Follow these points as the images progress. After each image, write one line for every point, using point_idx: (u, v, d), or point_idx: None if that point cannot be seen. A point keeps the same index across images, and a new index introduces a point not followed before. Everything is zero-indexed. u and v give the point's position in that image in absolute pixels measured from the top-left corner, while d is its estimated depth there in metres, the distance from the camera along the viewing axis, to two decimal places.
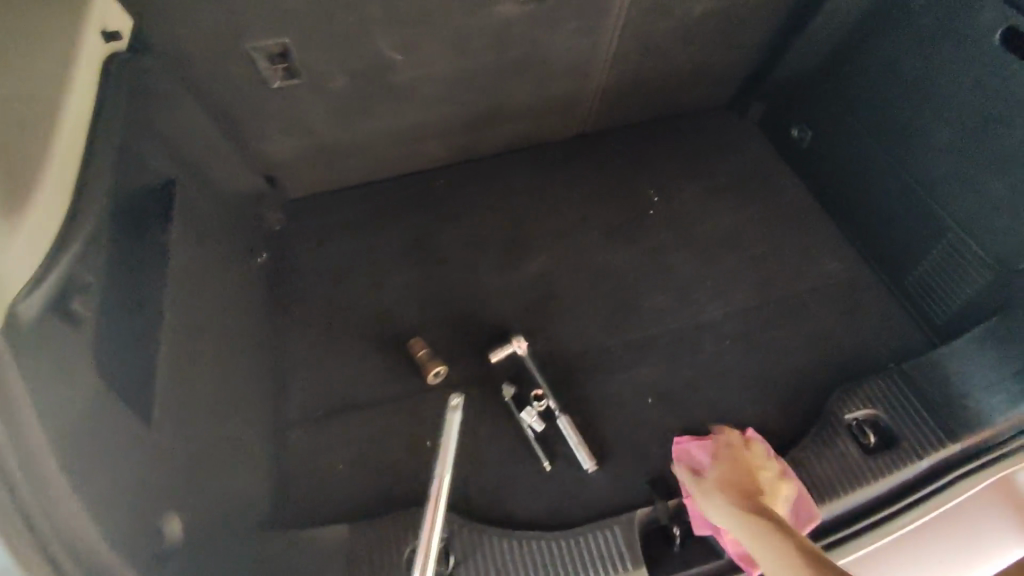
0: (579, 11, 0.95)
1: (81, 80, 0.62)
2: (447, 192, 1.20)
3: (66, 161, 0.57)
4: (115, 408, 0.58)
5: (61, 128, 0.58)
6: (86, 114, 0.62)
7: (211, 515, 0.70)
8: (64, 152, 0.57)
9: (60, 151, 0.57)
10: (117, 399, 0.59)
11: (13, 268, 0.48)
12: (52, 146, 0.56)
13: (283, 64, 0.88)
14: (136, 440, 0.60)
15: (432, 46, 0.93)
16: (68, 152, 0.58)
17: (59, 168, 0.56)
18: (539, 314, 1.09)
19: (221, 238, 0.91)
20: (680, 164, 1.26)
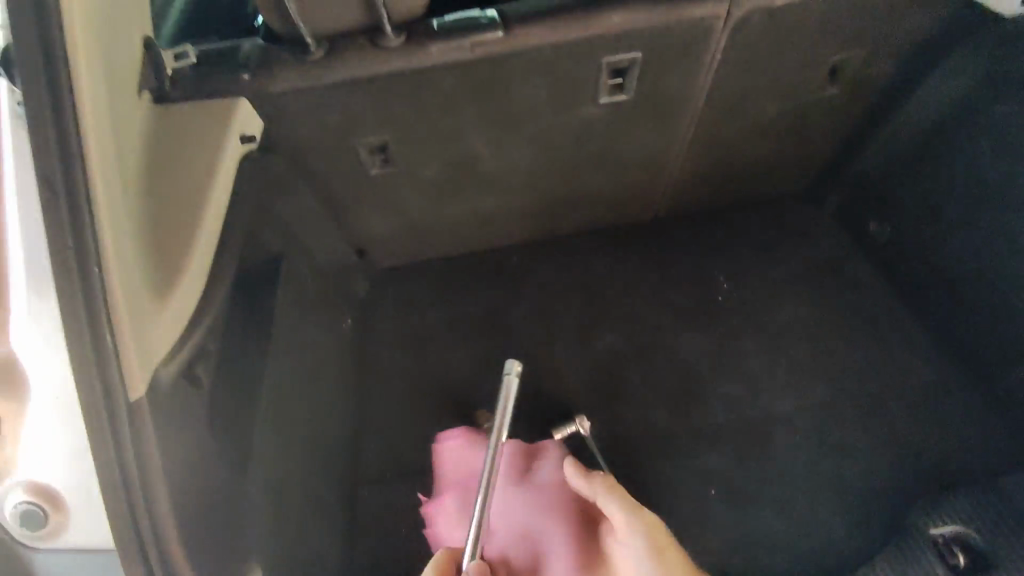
0: (656, 110, 1.02)
1: (220, 179, 0.74)
2: (521, 271, 1.26)
3: (206, 245, 0.68)
4: (217, 464, 0.65)
5: (204, 219, 0.69)
6: (221, 207, 0.73)
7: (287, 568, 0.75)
8: (206, 238, 0.68)
9: (201, 237, 0.67)
10: (218, 456, 0.66)
11: (159, 340, 0.57)
12: (197, 234, 0.67)
13: (382, 155, 0.98)
14: (232, 494, 0.67)
15: (518, 142, 1.02)
16: (209, 238, 0.69)
17: (202, 252, 0.67)
18: (604, 395, 1.11)
19: (317, 308, 1.00)
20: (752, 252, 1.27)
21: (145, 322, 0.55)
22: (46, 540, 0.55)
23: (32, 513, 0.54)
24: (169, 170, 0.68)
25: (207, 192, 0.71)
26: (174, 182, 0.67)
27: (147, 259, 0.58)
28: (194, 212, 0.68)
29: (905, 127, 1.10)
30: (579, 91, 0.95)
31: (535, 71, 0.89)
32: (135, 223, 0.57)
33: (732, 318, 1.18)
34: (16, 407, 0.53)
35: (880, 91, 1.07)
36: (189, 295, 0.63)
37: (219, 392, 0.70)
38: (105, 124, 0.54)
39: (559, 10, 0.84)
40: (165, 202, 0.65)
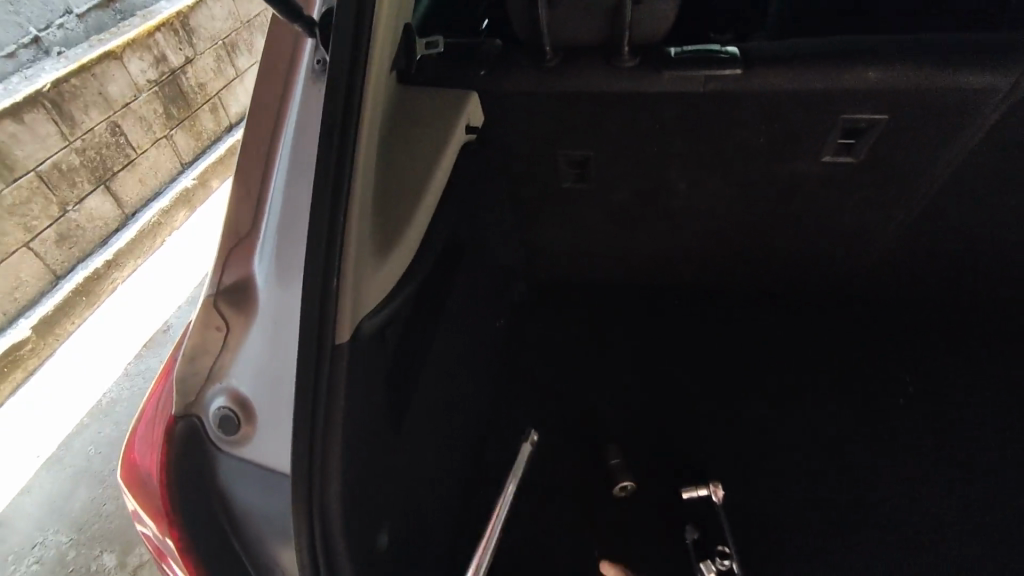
0: (881, 179, 0.93)
1: (450, 154, 0.78)
2: (679, 316, 1.22)
3: (428, 208, 0.72)
4: (384, 419, 0.69)
5: (430, 184, 0.73)
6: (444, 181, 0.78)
7: (413, 540, 0.78)
8: (429, 203, 0.72)
9: (426, 200, 0.71)
10: (387, 413, 0.70)
11: (372, 295, 0.62)
12: (422, 195, 0.71)
13: (579, 171, 1.00)
14: (389, 453, 0.71)
15: (718, 185, 0.99)
16: (431, 203, 0.73)
17: (425, 216, 0.71)
18: (749, 466, 1.02)
19: (487, 301, 1.04)
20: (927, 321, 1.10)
21: (365, 275, 0.60)
22: (235, 447, 0.61)
23: (227, 420, 0.60)
24: (399, 142, 0.74)
25: (437, 161, 0.75)
26: (409, 154, 0.73)
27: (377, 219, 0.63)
28: (423, 176, 0.72)
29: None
30: (802, 142, 0.89)
31: (763, 117, 0.86)
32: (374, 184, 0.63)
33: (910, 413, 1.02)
34: (243, 324, 0.60)
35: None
36: (406, 256, 0.67)
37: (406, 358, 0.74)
38: (373, 94, 0.60)
39: (808, 54, 0.79)
40: (390, 169, 0.70)
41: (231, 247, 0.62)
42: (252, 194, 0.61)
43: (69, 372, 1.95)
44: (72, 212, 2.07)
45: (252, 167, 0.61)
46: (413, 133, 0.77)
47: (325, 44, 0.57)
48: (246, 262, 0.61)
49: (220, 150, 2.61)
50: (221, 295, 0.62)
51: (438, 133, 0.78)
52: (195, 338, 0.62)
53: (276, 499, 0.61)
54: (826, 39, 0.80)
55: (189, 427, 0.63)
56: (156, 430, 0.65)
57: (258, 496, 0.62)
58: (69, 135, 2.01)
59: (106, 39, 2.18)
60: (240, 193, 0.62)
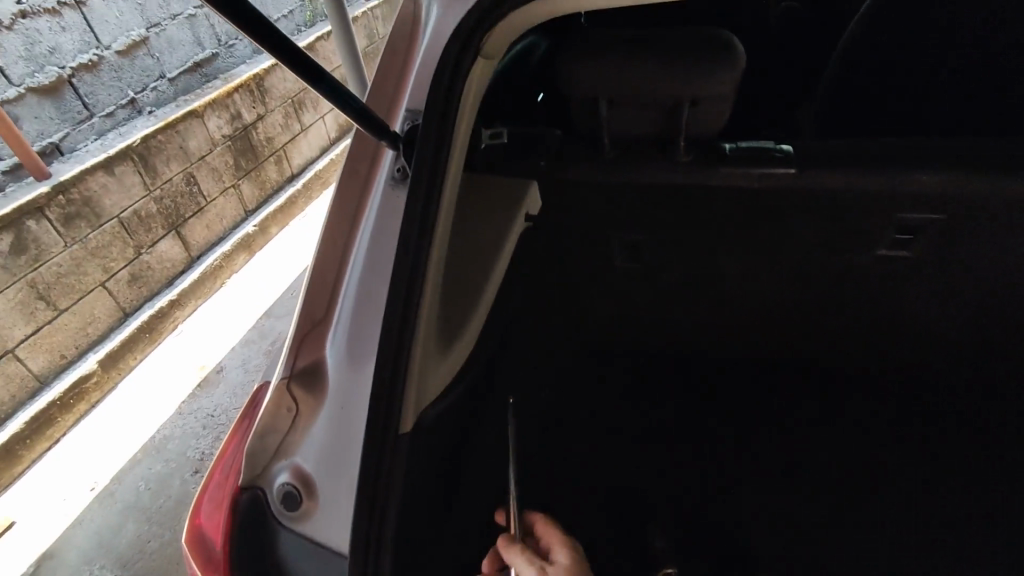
0: (938, 274, 0.92)
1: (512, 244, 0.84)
2: None
3: (489, 299, 0.77)
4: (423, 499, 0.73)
5: (493, 277, 0.78)
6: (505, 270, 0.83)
7: None
8: (491, 294, 0.77)
9: (488, 292, 0.77)
10: (427, 492, 0.74)
11: (434, 384, 0.67)
12: (485, 288, 0.76)
13: (629, 253, 1.03)
14: (424, 530, 0.75)
15: (768, 272, 0.99)
16: (492, 294, 0.79)
17: (485, 307, 0.76)
18: None
19: None
20: (990, 400, 1.06)
21: (430, 367, 0.65)
22: (295, 521, 0.64)
23: (290, 496, 0.63)
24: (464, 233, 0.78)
25: (500, 255, 0.81)
26: (478, 245, 0.79)
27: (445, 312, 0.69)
28: (487, 270, 0.78)
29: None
30: (855, 233, 0.89)
31: (814, 209, 0.87)
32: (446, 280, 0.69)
33: (964, 507, 0.97)
34: (313, 405, 0.64)
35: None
36: (467, 347, 0.72)
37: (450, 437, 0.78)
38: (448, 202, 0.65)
39: (860, 155, 0.81)
40: (456, 262, 0.75)
41: (305, 330, 0.67)
42: (328, 284, 0.67)
43: (128, 407, 2.03)
44: (145, 255, 2.22)
45: (330, 259, 0.67)
46: (481, 223, 0.82)
47: (406, 156, 0.62)
48: (319, 347, 0.66)
49: (282, 200, 2.76)
50: (294, 377, 0.66)
51: (504, 225, 0.84)
52: (268, 415, 0.66)
53: None
54: (879, 143, 0.83)
55: (253, 498, 0.66)
56: (222, 497, 0.69)
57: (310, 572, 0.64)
58: (150, 185, 2.18)
59: (191, 99, 2.38)
60: (318, 283, 0.67)
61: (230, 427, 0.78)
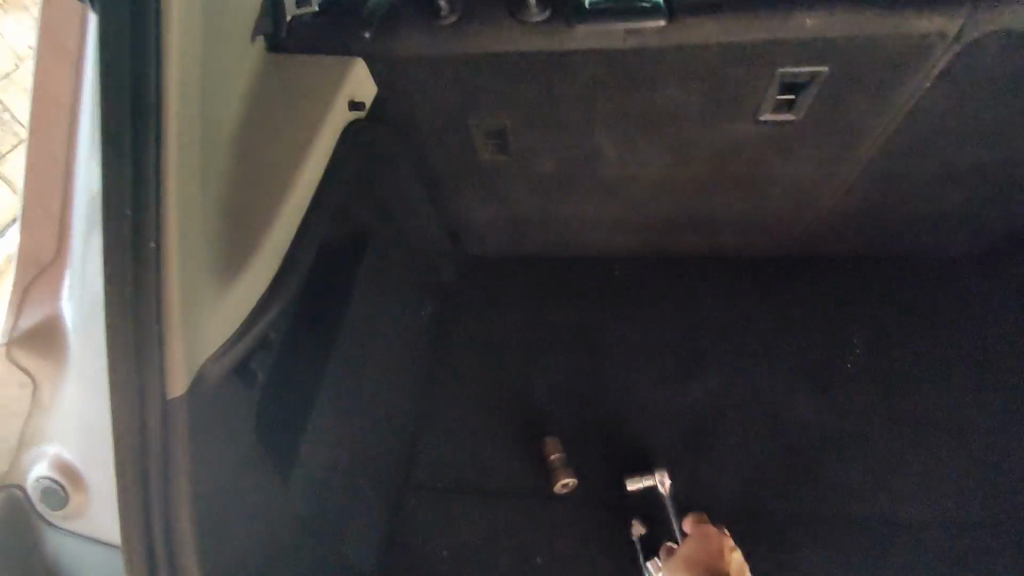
0: (820, 135, 0.85)
1: (322, 139, 0.66)
2: (620, 286, 1.13)
3: (291, 214, 0.60)
4: (259, 467, 0.57)
5: (290, 185, 0.60)
6: (316, 171, 0.64)
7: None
8: (291, 207, 0.59)
9: (286, 203, 0.59)
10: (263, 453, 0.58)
11: (215, 331, 0.49)
12: (280, 199, 0.58)
13: (497, 141, 0.89)
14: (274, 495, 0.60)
15: (649, 150, 0.89)
16: (296, 206, 0.61)
17: (285, 224, 0.58)
18: (692, 450, 0.96)
19: (403, 292, 0.93)
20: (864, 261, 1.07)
21: (201, 305, 0.47)
22: (68, 521, 0.50)
23: (52, 491, 0.49)
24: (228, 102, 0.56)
25: (301, 154, 0.62)
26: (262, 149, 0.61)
27: (213, 233, 0.50)
28: (280, 176, 0.60)
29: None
30: (737, 101, 0.80)
31: (690, 70, 0.75)
32: (206, 185, 0.50)
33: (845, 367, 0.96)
34: (55, 375, 0.47)
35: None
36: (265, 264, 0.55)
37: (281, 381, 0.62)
38: (175, 61, 0.43)
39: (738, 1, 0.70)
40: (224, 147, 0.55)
41: (34, 276, 0.48)
42: (50, 210, 0.47)
43: None
44: None
45: (43, 173, 0.47)
46: (272, 119, 0.64)
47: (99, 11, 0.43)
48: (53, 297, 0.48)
49: None
50: (21, 341, 0.48)
51: (305, 116, 0.66)
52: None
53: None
54: None
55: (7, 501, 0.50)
56: None
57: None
58: None
59: None
60: (31, 211, 0.48)
61: None
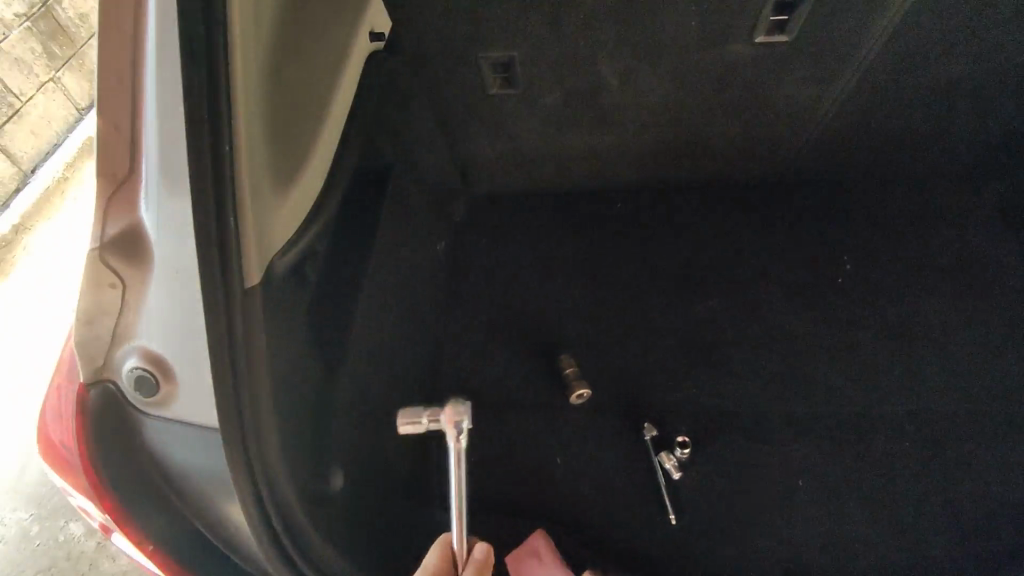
0: (811, 56, 0.90)
1: (350, 61, 0.71)
2: (622, 215, 1.19)
3: (330, 129, 0.66)
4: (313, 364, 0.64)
5: (329, 103, 0.66)
6: (347, 90, 0.70)
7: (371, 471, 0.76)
8: (329, 123, 0.66)
9: (326, 120, 0.66)
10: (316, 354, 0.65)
11: (278, 232, 0.58)
12: (322, 115, 0.65)
13: (504, 75, 0.94)
14: (329, 392, 0.67)
15: (650, 77, 0.93)
16: (333, 121, 0.67)
17: (327, 138, 0.65)
18: (695, 360, 1.04)
19: (419, 223, 0.99)
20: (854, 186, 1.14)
21: (266, 207, 0.56)
22: (158, 409, 0.57)
23: (144, 380, 0.55)
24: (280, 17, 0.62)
25: (335, 73, 0.68)
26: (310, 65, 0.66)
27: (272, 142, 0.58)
28: (321, 92, 0.66)
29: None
30: (735, 21, 0.85)
31: None
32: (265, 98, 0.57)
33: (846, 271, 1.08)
34: (141, 278, 0.54)
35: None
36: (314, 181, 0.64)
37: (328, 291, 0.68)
38: None
39: None
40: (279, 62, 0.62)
41: (110, 191, 0.53)
42: (120, 128, 0.51)
43: None
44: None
45: (113, 94, 0.51)
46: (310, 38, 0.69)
47: None
48: (131, 208, 0.53)
49: None
50: (108, 247, 0.54)
51: (339, 34, 0.70)
52: (89, 296, 0.55)
53: (204, 473, 0.57)
54: None
55: (106, 393, 0.57)
56: (67, 399, 0.59)
57: (182, 465, 0.58)
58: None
59: None
60: (103, 129, 0.51)
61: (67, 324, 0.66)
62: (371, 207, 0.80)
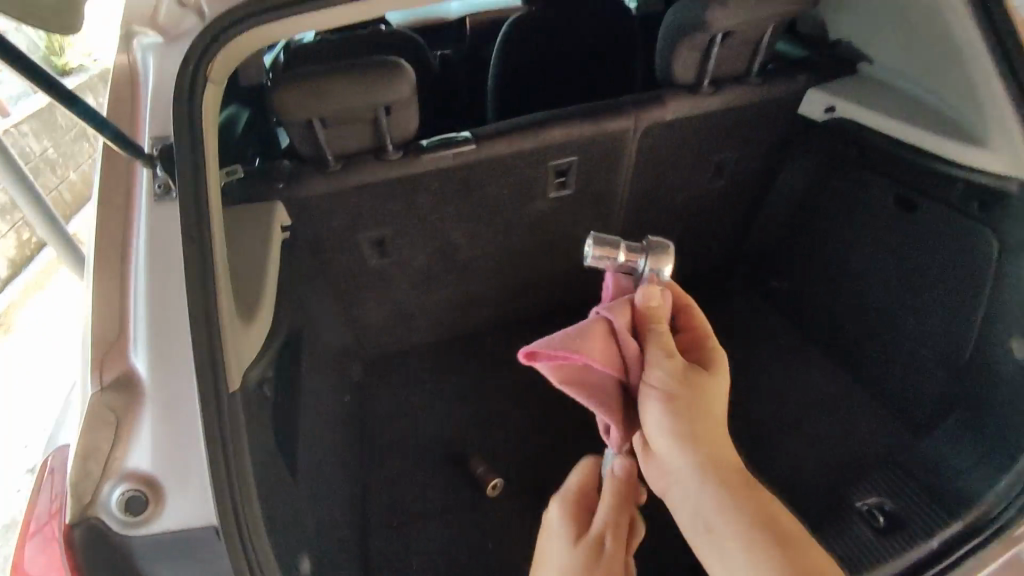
0: (590, 203, 1.31)
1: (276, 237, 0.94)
2: (495, 346, 1.51)
3: (272, 281, 0.86)
4: (279, 469, 0.79)
5: (268, 263, 0.88)
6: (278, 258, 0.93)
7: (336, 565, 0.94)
8: (271, 276, 0.86)
9: (269, 274, 0.86)
10: (279, 460, 0.80)
11: (248, 353, 0.75)
12: (265, 271, 0.86)
13: (379, 247, 1.23)
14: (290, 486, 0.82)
15: (491, 234, 1.29)
16: (273, 276, 0.88)
17: (271, 286, 0.85)
18: (580, 440, 1.34)
19: (327, 377, 1.19)
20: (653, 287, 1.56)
21: (240, 334, 0.74)
22: (145, 526, 0.65)
23: (134, 498, 0.65)
24: None
25: (268, 245, 0.90)
26: (244, 248, 0.89)
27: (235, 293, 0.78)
28: (260, 258, 0.88)
29: (784, 189, 1.37)
30: (536, 188, 1.23)
31: (497, 174, 1.17)
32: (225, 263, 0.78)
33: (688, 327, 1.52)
34: (135, 410, 0.68)
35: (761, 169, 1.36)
36: (269, 315, 0.82)
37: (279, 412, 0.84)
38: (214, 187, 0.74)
39: (514, 127, 1.13)
40: None
41: (104, 351, 0.70)
42: (118, 302, 0.72)
43: None
44: None
45: (117, 280, 0.73)
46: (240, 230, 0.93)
47: (162, 169, 0.74)
48: (126, 358, 0.70)
49: None
50: (105, 391, 0.68)
51: (261, 222, 0.94)
52: (84, 437, 0.66)
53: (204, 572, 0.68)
54: (525, 115, 1.14)
55: (89, 528, 0.64)
56: (57, 547, 0.70)
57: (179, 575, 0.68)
58: None
59: None
60: (107, 304, 0.72)
61: (35, 495, 0.76)
62: (301, 357, 1.02)
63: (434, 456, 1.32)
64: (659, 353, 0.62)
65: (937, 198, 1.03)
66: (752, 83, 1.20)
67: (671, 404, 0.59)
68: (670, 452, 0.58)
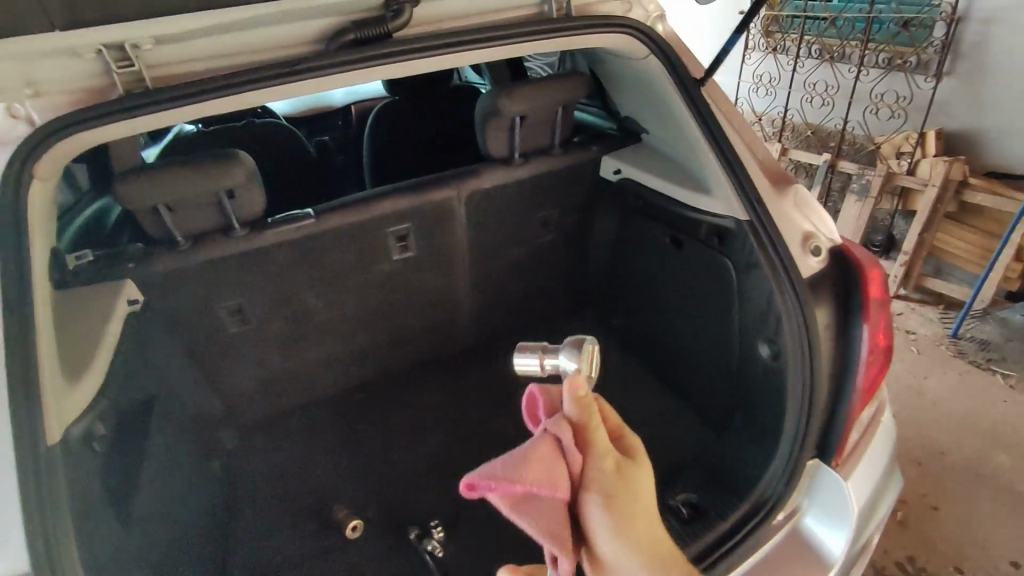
0: (433, 263, 1.49)
1: (119, 313, 1.05)
2: (366, 402, 1.62)
3: (106, 348, 0.96)
4: (104, 518, 0.87)
5: (107, 335, 0.98)
6: (118, 331, 1.02)
7: None
8: (107, 345, 0.96)
9: (105, 342, 0.96)
10: (105, 510, 0.88)
11: (72, 411, 0.83)
12: (101, 340, 0.96)
13: (238, 315, 1.34)
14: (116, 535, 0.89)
15: (345, 297, 1.43)
16: (111, 345, 0.98)
17: (105, 353, 0.95)
18: (440, 479, 1.45)
19: (185, 442, 1.26)
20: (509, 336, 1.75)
21: (64, 395, 0.82)
22: None
23: None
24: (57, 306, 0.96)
25: (110, 320, 1.01)
26: (84, 320, 0.99)
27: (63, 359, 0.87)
28: (98, 330, 0.98)
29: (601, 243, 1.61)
30: (381, 252, 1.40)
31: (341, 243, 1.33)
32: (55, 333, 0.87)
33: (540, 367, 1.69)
34: None
35: (584, 227, 1.62)
36: (97, 378, 0.91)
37: (111, 467, 0.92)
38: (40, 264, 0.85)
39: (351, 202, 1.31)
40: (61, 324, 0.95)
41: None
42: None
43: None
44: None
45: None
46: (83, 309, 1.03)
47: None
48: None
49: None
50: None
51: (105, 300, 1.04)
52: None
53: None
54: (360, 191, 1.32)
55: None
56: None
57: None
58: None
59: None
60: None
61: None
62: (148, 420, 1.10)
63: (299, 510, 1.39)
64: (602, 462, 0.54)
65: (692, 237, 1.30)
66: (556, 154, 1.44)
67: (615, 519, 0.52)
68: (621, 565, 0.52)
